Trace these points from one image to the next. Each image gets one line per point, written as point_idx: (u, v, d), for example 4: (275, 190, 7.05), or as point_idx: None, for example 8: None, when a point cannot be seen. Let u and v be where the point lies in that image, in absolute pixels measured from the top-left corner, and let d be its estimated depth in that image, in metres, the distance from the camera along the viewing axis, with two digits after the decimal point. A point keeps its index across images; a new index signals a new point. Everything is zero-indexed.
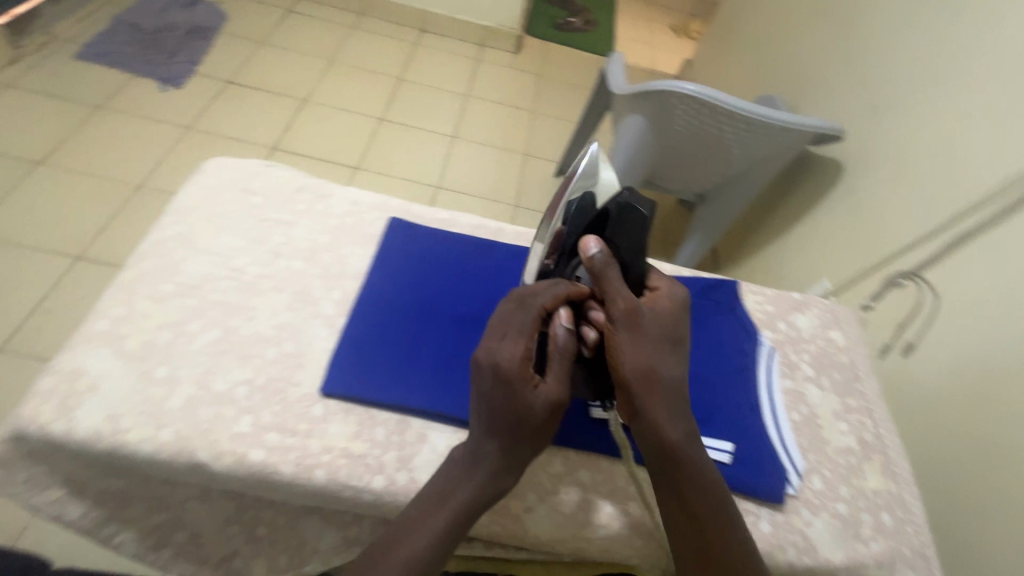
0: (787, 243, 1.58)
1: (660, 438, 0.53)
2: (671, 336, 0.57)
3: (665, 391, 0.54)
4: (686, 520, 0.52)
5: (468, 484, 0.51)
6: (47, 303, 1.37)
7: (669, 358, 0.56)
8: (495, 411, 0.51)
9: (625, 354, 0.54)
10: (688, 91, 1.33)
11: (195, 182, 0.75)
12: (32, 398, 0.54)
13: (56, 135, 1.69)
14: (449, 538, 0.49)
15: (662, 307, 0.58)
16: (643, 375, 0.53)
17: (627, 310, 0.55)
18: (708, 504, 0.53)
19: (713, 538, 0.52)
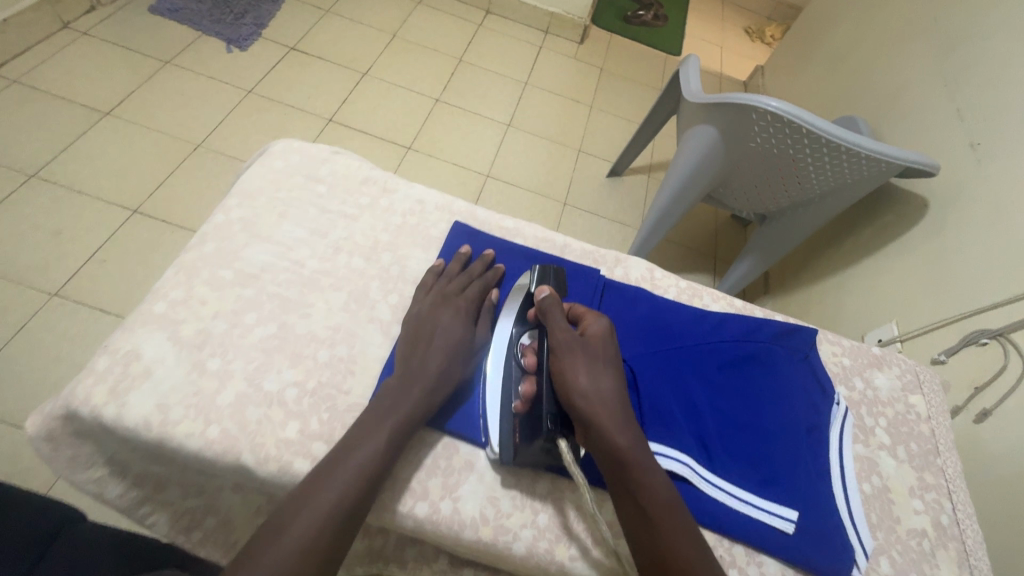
0: (851, 279, 1.46)
1: (606, 450, 0.52)
2: (607, 356, 0.58)
3: (605, 405, 0.54)
4: (644, 535, 0.49)
5: (388, 423, 0.53)
6: (102, 253, 1.39)
7: (609, 384, 0.56)
8: (444, 331, 0.62)
9: (563, 375, 0.55)
10: (771, 108, 1.22)
11: (262, 163, 0.74)
12: (87, 376, 0.54)
13: (124, 87, 1.71)
14: (370, 476, 0.50)
15: (595, 332, 0.60)
16: (584, 391, 0.54)
17: (558, 337, 0.58)
18: (664, 517, 0.49)
19: (668, 555, 0.47)
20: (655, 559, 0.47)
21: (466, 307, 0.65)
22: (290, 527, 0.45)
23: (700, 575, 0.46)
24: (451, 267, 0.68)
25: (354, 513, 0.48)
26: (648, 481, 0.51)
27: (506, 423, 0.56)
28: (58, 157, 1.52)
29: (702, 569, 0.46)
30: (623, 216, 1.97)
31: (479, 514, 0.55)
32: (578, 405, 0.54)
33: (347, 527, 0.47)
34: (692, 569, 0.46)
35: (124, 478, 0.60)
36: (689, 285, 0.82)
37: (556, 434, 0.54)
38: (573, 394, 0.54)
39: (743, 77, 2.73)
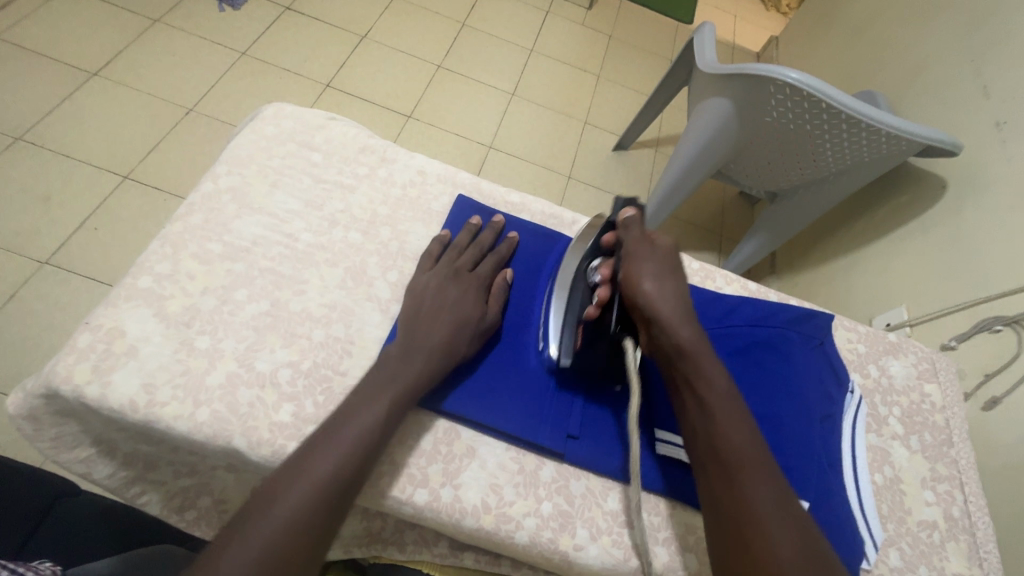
0: (862, 262, 1.43)
1: (667, 344, 0.50)
2: (673, 264, 0.55)
3: (669, 303, 0.52)
4: (701, 427, 0.48)
5: (387, 395, 0.50)
6: (94, 221, 1.35)
7: (673, 286, 0.53)
8: (450, 301, 0.58)
9: (630, 274, 0.54)
10: (790, 80, 1.16)
11: (252, 129, 0.69)
12: (68, 353, 0.51)
13: (111, 45, 1.63)
14: (366, 451, 0.47)
15: (665, 243, 0.57)
16: (647, 292, 0.52)
17: (631, 242, 0.57)
18: (723, 410, 0.48)
19: (723, 444, 0.46)
20: (711, 447, 0.47)
21: (476, 281, 0.61)
22: (280, 502, 0.42)
23: (756, 466, 0.45)
24: (459, 238, 0.65)
25: (349, 489, 0.45)
26: (710, 374, 0.49)
27: (570, 328, 0.57)
28: (45, 119, 1.46)
29: (759, 461, 0.46)
30: (629, 192, 1.92)
31: (481, 502, 0.53)
32: (641, 304, 0.52)
33: (341, 503, 0.44)
34: (747, 459, 0.46)
35: (113, 457, 0.58)
36: (702, 266, 0.80)
37: (620, 336, 0.55)
38: (635, 293, 0.52)
39: (756, 48, 2.62)
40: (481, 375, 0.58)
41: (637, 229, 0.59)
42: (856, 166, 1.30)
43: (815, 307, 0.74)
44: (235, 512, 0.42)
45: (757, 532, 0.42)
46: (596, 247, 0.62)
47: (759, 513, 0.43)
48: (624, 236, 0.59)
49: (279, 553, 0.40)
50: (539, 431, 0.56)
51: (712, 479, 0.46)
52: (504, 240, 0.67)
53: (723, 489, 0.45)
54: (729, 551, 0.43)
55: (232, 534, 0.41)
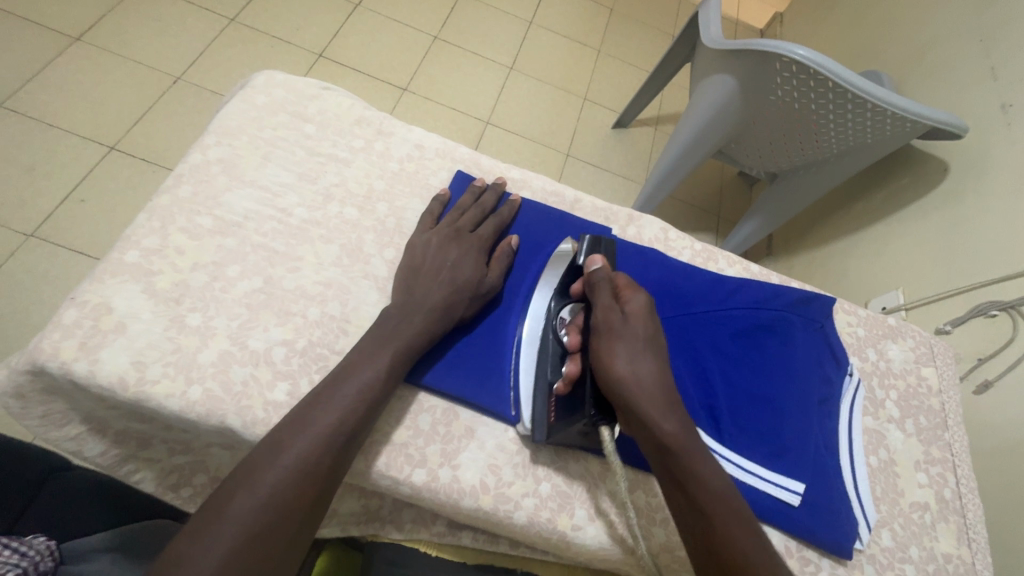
0: (860, 244, 1.42)
1: (650, 439, 0.47)
2: (649, 333, 0.51)
3: (647, 389, 0.48)
4: (699, 533, 0.44)
5: (369, 373, 0.50)
6: (80, 192, 1.31)
7: (647, 366, 0.49)
8: (450, 264, 0.58)
9: (602, 357, 0.50)
10: (797, 57, 1.13)
11: (243, 98, 0.66)
12: (54, 329, 0.49)
13: (93, 9, 1.56)
14: (349, 431, 0.47)
15: (637, 305, 0.53)
16: (622, 377, 0.48)
17: (599, 313, 0.53)
18: (717, 507, 0.45)
19: (722, 552, 0.43)
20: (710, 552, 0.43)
21: (477, 244, 0.61)
22: (261, 481, 0.42)
23: (762, 574, 0.42)
24: (462, 199, 0.65)
25: (333, 468, 0.45)
26: (701, 469, 0.46)
27: (541, 400, 0.54)
28: (26, 86, 1.40)
29: (763, 565, 0.42)
30: (628, 170, 1.89)
31: (480, 482, 0.52)
32: (617, 392, 0.48)
33: (326, 482, 0.45)
34: (745, 551, 0.43)
35: (105, 435, 0.57)
36: (705, 247, 0.79)
37: (597, 421, 0.51)
38: (610, 380, 0.49)
39: (760, 24, 2.56)
40: (479, 361, 0.57)
41: (605, 292, 0.55)
42: (858, 147, 1.29)
43: (817, 290, 0.73)
44: (215, 489, 0.42)
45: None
46: (563, 303, 0.58)
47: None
48: (593, 299, 0.55)
49: (263, 529, 0.41)
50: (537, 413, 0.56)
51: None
52: (507, 202, 0.67)
53: None
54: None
55: (213, 514, 0.40)
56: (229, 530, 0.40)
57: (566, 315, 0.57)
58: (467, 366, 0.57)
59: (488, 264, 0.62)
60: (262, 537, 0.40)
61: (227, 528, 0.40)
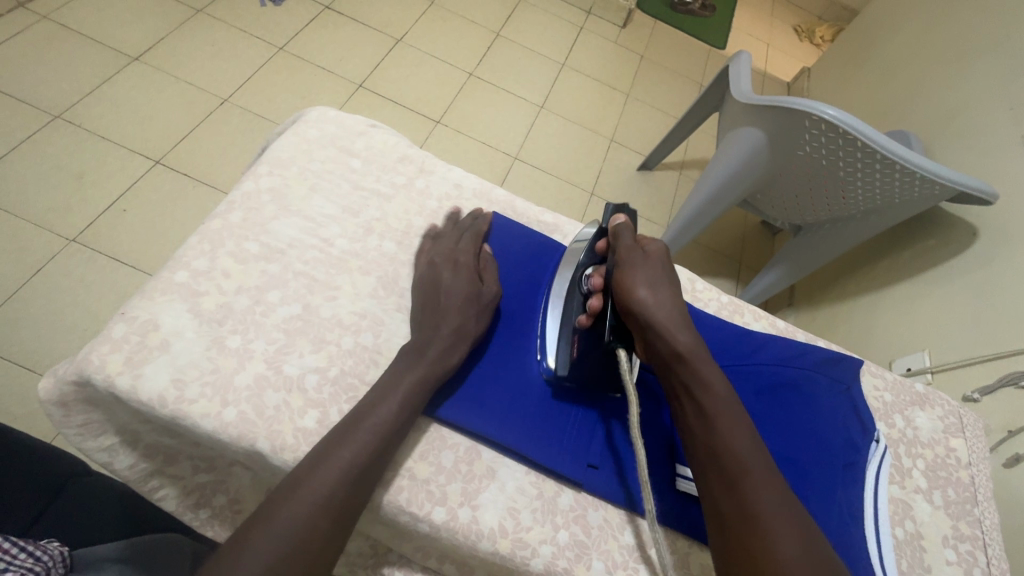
0: (885, 302, 1.40)
1: (665, 350, 0.51)
2: (665, 268, 0.57)
3: (665, 311, 0.53)
4: (700, 435, 0.48)
5: (386, 408, 0.50)
6: (122, 203, 1.36)
7: (664, 290, 0.54)
8: (450, 289, 0.59)
9: (624, 279, 0.55)
10: (827, 117, 1.16)
11: (295, 130, 0.70)
12: (102, 342, 0.51)
13: (154, 33, 1.66)
14: (366, 465, 0.48)
15: (655, 248, 0.59)
16: (642, 299, 0.53)
17: (622, 249, 0.59)
18: (725, 415, 0.48)
19: (721, 451, 0.46)
20: (711, 455, 0.47)
21: (467, 262, 0.61)
22: (280, 517, 0.43)
23: (759, 473, 0.45)
24: (444, 228, 0.66)
25: (349, 503, 0.46)
26: (709, 383, 0.49)
27: (564, 344, 0.59)
28: (84, 99, 1.48)
29: (755, 469, 0.45)
30: (651, 212, 1.91)
31: (498, 525, 0.52)
32: (635, 308, 0.53)
33: (341, 518, 0.45)
34: (744, 457, 0.46)
35: (136, 447, 0.59)
36: (732, 300, 0.79)
37: (614, 345, 0.55)
38: (631, 299, 0.53)
39: (788, 78, 2.61)
40: (497, 398, 0.58)
41: (627, 235, 0.60)
42: (885, 207, 1.29)
43: (843, 352, 0.73)
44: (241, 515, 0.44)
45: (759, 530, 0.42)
46: (589, 256, 0.64)
47: (762, 508, 0.43)
48: (615, 244, 0.61)
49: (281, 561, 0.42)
50: (561, 459, 0.56)
51: (713, 487, 0.46)
52: (481, 219, 0.68)
53: (725, 494, 0.45)
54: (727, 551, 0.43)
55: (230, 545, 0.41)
56: (245, 555, 0.41)
57: (591, 268, 0.63)
58: (489, 404, 0.57)
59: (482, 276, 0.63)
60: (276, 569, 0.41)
61: (246, 556, 0.41)
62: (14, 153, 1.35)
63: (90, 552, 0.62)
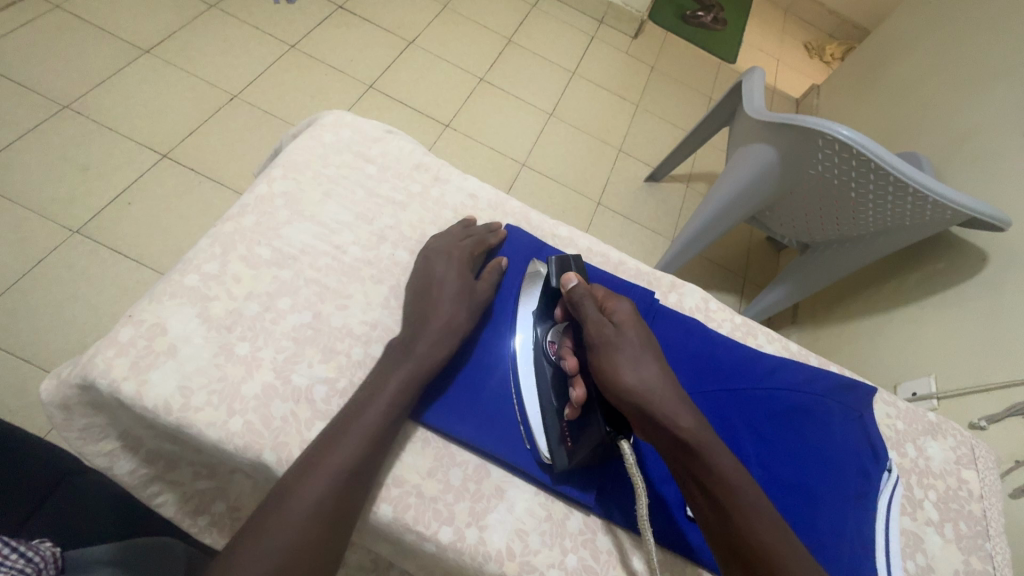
0: (890, 324, 1.39)
1: (671, 439, 0.48)
2: (642, 336, 0.53)
3: (660, 391, 0.49)
4: (717, 525, 0.46)
5: (375, 411, 0.49)
6: (128, 196, 1.35)
7: (649, 367, 0.51)
8: (446, 282, 0.59)
9: (609, 365, 0.51)
10: (841, 137, 1.15)
11: (311, 133, 0.70)
12: (108, 345, 0.50)
13: (165, 26, 1.66)
14: (356, 471, 0.46)
15: (622, 311, 0.55)
16: (633, 387, 0.49)
17: (591, 322, 0.54)
18: (740, 504, 0.46)
19: (741, 540, 0.45)
20: (733, 549, 0.45)
21: (463, 257, 0.62)
22: (273, 532, 0.42)
23: (786, 559, 0.44)
24: (455, 229, 0.66)
25: (342, 511, 0.45)
26: (720, 467, 0.47)
27: (554, 430, 0.54)
28: (93, 91, 1.47)
29: (782, 552, 0.44)
30: (657, 224, 1.90)
31: (506, 547, 0.51)
32: (628, 399, 0.49)
33: (334, 527, 0.44)
34: (772, 543, 0.45)
35: (137, 453, 0.58)
36: (745, 321, 0.78)
37: (617, 436, 0.52)
38: (622, 388, 0.49)
39: (797, 94, 2.61)
40: (498, 407, 0.57)
41: (591, 305, 0.56)
42: (895, 229, 1.28)
43: (857, 379, 0.72)
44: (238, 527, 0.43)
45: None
46: (548, 323, 0.59)
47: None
48: (579, 315, 0.56)
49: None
50: (567, 480, 0.55)
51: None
52: (495, 232, 0.68)
53: None
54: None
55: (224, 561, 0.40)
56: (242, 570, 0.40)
57: (554, 336, 0.58)
58: (491, 415, 0.57)
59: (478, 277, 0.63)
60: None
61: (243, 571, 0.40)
62: (20, 142, 1.34)
63: (84, 554, 0.60)
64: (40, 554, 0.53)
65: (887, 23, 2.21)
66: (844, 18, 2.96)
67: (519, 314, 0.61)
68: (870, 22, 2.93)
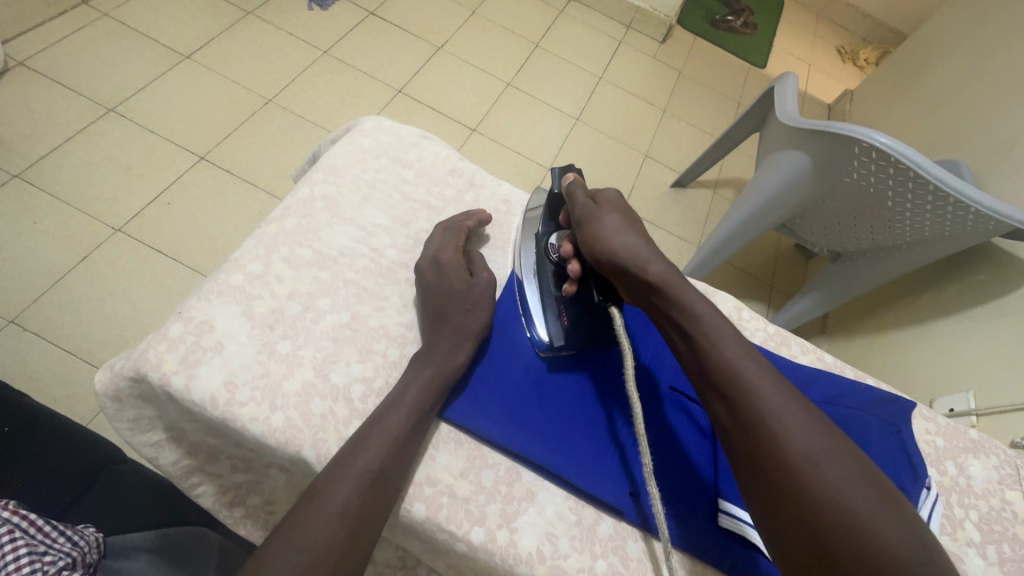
0: (927, 336, 1.34)
1: (642, 286, 0.53)
2: (621, 211, 0.58)
3: (633, 250, 0.54)
4: (689, 358, 0.50)
5: (398, 416, 0.50)
6: (167, 196, 1.40)
7: (625, 232, 0.56)
8: (441, 291, 0.59)
9: (591, 234, 0.57)
10: (878, 144, 1.13)
11: (351, 138, 0.72)
12: (159, 341, 0.52)
13: (205, 33, 1.72)
14: (379, 473, 0.47)
15: (608, 197, 0.61)
16: (610, 249, 0.55)
17: (579, 207, 0.61)
18: (709, 335, 0.49)
19: (710, 369, 0.48)
20: (705, 378, 0.49)
21: (451, 258, 0.61)
22: (301, 530, 0.43)
23: (752, 373, 0.47)
24: (433, 233, 0.65)
25: (369, 517, 0.45)
26: (687, 304, 0.51)
27: (554, 312, 0.61)
28: (137, 95, 1.53)
29: (747, 373, 0.47)
30: (683, 230, 1.88)
31: (536, 550, 0.51)
32: (607, 257, 0.55)
33: (360, 528, 0.45)
34: (735, 366, 0.47)
35: (180, 444, 0.60)
36: (778, 331, 0.77)
37: (607, 303, 0.58)
38: (606, 251, 0.55)
39: (830, 99, 2.56)
40: (519, 410, 0.58)
41: (580, 195, 0.62)
42: (933, 239, 1.23)
43: (894, 394, 0.70)
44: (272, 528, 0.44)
45: (767, 429, 0.44)
46: (551, 223, 0.66)
47: (764, 408, 0.45)
48: (572, 206, 0.63)
49: None
50: (591, 482, 0.55)
51: (712, 402, 0.48)
52: (474, 217, 0.68)
53: (722, 407, 0.47)
54: (740, 452, 0.46)
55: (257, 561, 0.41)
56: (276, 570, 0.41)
57: (554, 235, 0.65)
58: (512, 416, 0.57)
59: (472, 271, 0.63)
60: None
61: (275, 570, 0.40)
62: (69, 143, 1.40)
63: (121, 540, 0.63)
64: (86, 538, 0.58)
65: (925, 28, 2.15)
66: (880, 22, 2.88)
67: (526, 227, 0.69)
68: (907, 25, 2.85)
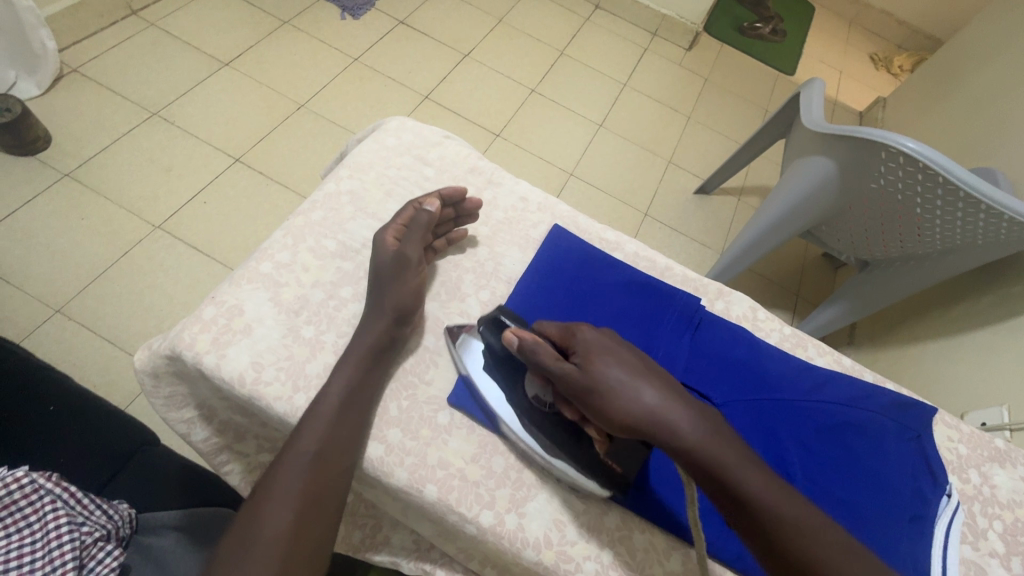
0: (959, 348, 1.30)
1: (684, 458, 0.48)
2: (615, 362, 0.52)
3: (662, 414, 0.49)
4: (755, 542, 0.46)
5: (325, 403, 0.52)
6: (204, 196, 1.47)
7: (636, 390, 0.50)
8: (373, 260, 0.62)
9: (605, 407, 0.50)
10: (907, 149, 1.10)
11: (376, 136, 0.75)
12: (194, 322, 0.56)
13: (243, 41, 1.80)
14: (319, 454, 0.50)
15: (585, 346, 0.54)
16: (641, 417, 0.49)
17: (557, 371, 0.52)
18: (772, 515, 0.45)
19: (784, 555, 0.44)
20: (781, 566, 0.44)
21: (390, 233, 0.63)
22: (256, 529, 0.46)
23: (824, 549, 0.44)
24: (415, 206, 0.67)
25: (316, 501, 0.49)
26: (741, 480, 0.46)
27: (589, 470, 0.53)
28: (177, 100, 1.61)
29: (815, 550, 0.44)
30: (706, 237, 1.86)
31: (543, 536, 0.53)
32: (632, 428, 0.49)
33: (311, 513, 0.48)
34: (805, 545, 0.44)
35: (211, 423, 0.64)
36: (795, 332, 0.77)
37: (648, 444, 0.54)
38: (634, 423, 0.49)
39: (861, 107, 2.50)
40: None
41: (550, 357, 0.53)
42: (965, 247, 1.20)
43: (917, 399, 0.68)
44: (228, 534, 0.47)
45: None
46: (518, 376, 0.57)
47: None
48: (547, 369, 0.53)
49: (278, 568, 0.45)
50: None
51: None
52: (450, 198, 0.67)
53: None
54: None
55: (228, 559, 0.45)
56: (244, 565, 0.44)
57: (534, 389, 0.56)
58: None
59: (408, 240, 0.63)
60: (250, 566, 0.44)
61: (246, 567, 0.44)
62: (115, 145, 1.48)
63: (154, 517, 0.66)
64: (119, 513, 0.62)
65: (962, 33, 2.10)
66: (916, 29, 2.81)
67: (478, 377, 0.58)
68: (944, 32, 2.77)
